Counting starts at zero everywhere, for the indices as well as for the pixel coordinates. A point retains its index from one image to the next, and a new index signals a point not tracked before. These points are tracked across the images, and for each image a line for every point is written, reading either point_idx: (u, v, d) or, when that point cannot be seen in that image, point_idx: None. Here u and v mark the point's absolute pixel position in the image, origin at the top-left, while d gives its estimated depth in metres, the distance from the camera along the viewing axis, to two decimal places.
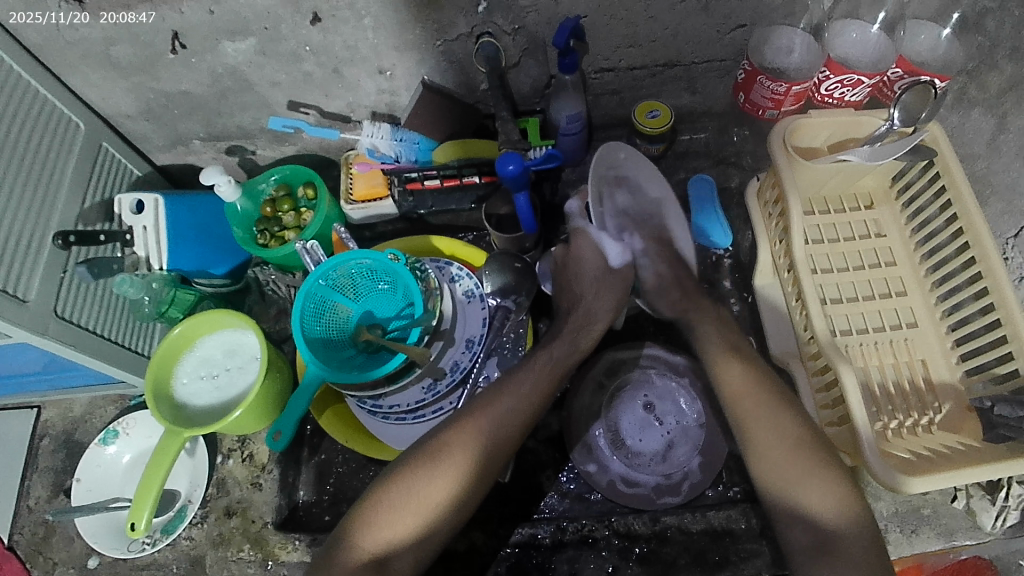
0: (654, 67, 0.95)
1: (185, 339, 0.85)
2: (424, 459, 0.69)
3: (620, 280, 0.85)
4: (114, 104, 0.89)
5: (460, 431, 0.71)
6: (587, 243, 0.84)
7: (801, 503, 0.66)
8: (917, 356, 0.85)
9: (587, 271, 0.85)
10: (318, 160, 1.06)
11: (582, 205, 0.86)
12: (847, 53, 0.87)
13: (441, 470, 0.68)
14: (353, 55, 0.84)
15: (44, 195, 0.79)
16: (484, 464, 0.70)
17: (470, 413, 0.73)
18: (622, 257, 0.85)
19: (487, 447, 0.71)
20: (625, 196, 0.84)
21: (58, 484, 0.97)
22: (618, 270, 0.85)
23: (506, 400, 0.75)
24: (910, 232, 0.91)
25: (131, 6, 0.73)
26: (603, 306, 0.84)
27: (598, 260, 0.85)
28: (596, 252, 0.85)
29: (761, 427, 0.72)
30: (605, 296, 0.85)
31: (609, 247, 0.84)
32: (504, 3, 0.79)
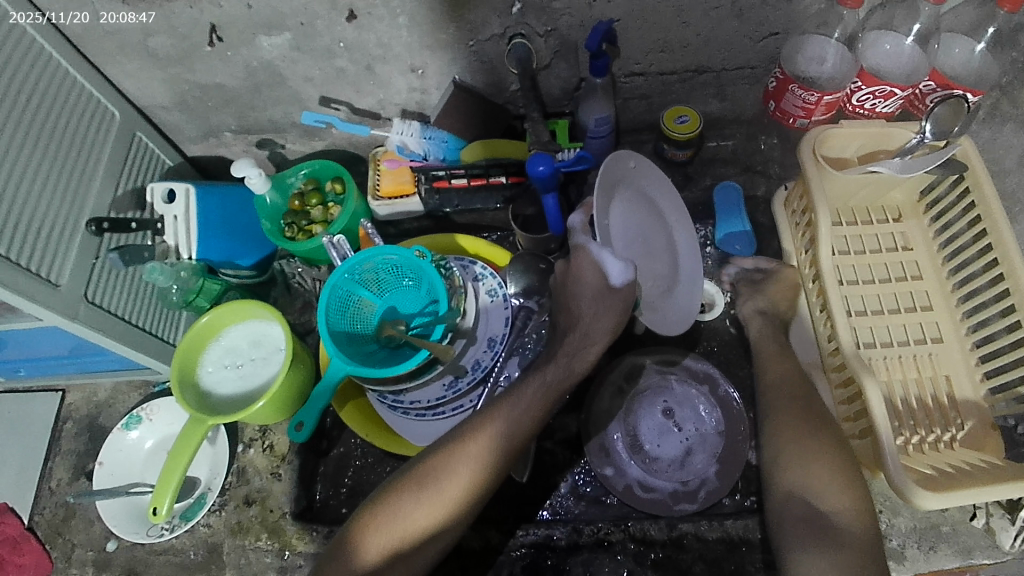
0: (684, 72, 0.95)
1: (212, 328, 0.86)
2: (412, 485, 0.69)
3: (622, 298, 0.79)
4: (149, 94, 0.91)
5: (450, 455, 0.71)
6: (587, 259, 0.79)
7: (806, 485, 0.72)
8: (941, 372, 0.85)
9: (588, 290, 0.80)
10: (346, 155, 1.07)
11: (584, 220, 0.83)
12: (879, 65, 0.86)
13: (427, 496, 0.69)
14: (386, 52, 0.85)
15: (78, 182, 0.80)
16: (476, 490, 0.70)
17: (465, 436, 0.72)
18: (624, 275, 0.78)
19: (479, 475, 0.70)
20: (630, 206, 0.85)
21: (80, 467, 0.98)
22: (620, 289, 0.79)
23: (501, 423, 0.74)
24: (937, 246, 0.91)
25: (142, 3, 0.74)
26: (602, 327, 0.80)
27: (598, 277, 0.79)
28: (596, 270, 0.79)
29: (786, 412, 0.78)
30: (604, 317, 0.80)
31: (610, 265, 0.78)
32: (538, 5, 0.80)
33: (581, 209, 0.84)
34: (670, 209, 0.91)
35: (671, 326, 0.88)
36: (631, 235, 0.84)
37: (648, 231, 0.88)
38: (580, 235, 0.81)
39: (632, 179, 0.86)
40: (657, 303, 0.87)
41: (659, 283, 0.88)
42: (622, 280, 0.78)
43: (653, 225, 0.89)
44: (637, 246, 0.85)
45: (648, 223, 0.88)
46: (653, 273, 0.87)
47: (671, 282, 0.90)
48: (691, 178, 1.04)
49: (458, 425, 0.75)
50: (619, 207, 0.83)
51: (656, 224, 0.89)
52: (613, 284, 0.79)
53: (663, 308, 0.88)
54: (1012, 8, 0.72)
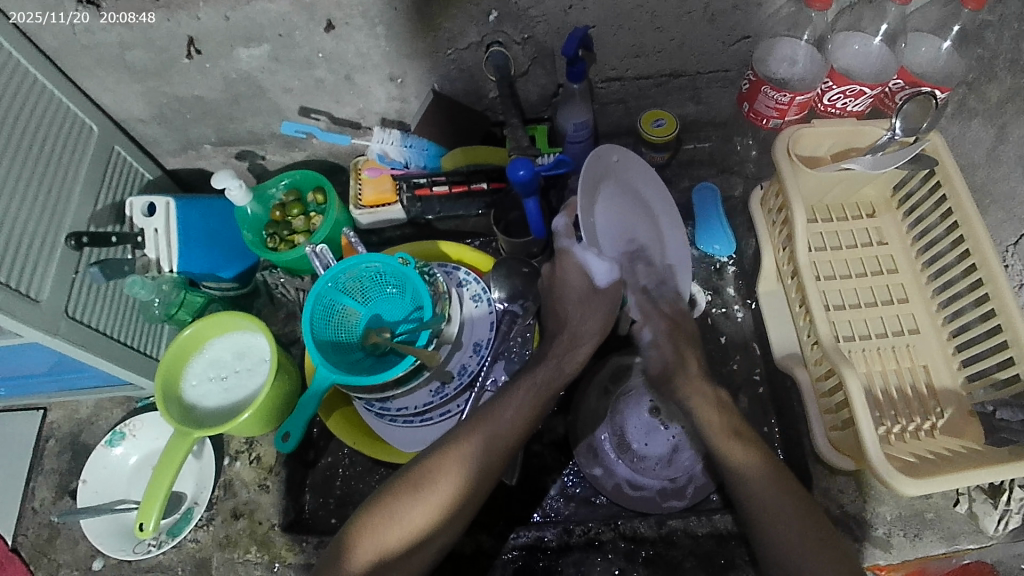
0: (659, 77, 0.97)
1: (195, 341, 0.86)
2: (408, 488, 0.69)
3: (607, 299, 0.81)
4: (127, 108, 0.91)
5: (444, 456, 0.71)
6: (573, 264, 0.81)
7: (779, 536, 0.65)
8: (918, 361, 0.86)
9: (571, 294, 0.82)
10: (326, 166, 1.08)
11: (568, 222, 0.82)
12: (849, 65, 0.88)
13: (422, 498, 0.69)
14: (365, 62, 0.86)
15: (57, 197, 0.80)
16: (471, 491, 0.70)
17: (458, 437, 0.73)
18: (609, 275, 0.80)
19: (476, 474, 0.71)
20: (617, 201, 0.84)
21: (63, 486, 0.97)
22: (605, 289, 0.81)
23: (492, 424, 0.74)
24: (910, 240, 0.93)
25: (130, 5, 0.73)
26: (590, 328, 0.82)
27: (584, 280, 0.81)
28: (581, 273, 0.81)
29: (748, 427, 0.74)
30: (591, 317, 0.82)
31: (595, 266, 0.80)
32: (514, 13, 0.81)
33: (564, 211, 0.82)
34: (656, 201, 0.92)
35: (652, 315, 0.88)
36: (618, 231, 0.83)
37: (638, 224, 0.87)
38: (564, 240, 0.81)
39: (617, 173, 0.85)
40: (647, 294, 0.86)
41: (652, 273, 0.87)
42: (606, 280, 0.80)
43: (639, 217, 0.88)
44: (626, 240, 0.84)
45: (637, 216, 0.87)
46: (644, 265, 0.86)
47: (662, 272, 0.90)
48: (670, 180, 1.05)
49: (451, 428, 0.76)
50: (605, 204, 0.82)
51: (642, 216, 0.88)
52: (599, 285, 0.81)
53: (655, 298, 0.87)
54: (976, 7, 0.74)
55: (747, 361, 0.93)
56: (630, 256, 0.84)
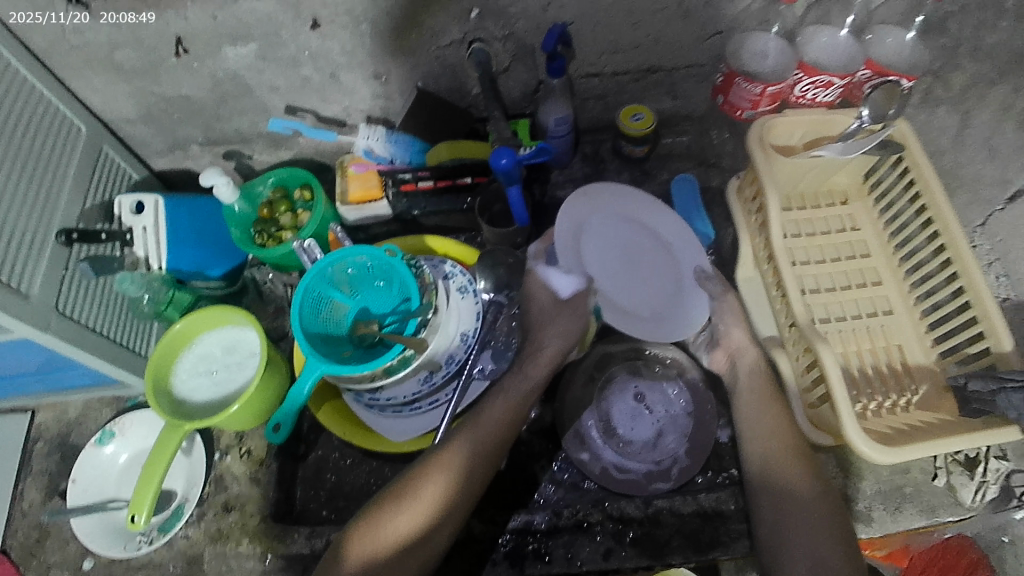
0: (637, 72, 1.00)
1: (185, 336, 0.87)
2: (393, 497, 0.72)
3: (571, 310, 0.87)
4: (115, 109, 0.92)
5: (427, 468, 0.74)
6: (537, 280, 0.89)
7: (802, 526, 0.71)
8: (893, 341, 0.89)
9: (538, 307, 0.89)
10: (312, 165, 1.10)
11: (541, 248, 0.92)
12: (819, 57, 0.90)
13: (407, 505, 0.71)
14: (350, 60, 0.88)
15: (46, 194, 0.81)
16: (456, 495, 0.72)
17: (440, 449, 0.76)
18: (572, 287, 0.87)
19: (459, 480, 0.73)
20: (610, 230, 0.90)
21: (53, 487, 0.97)
22: (569, 300, 0.88)
23: (476, 432, 0.77)
24: (882, 225, 0.96)
25: (120, 5, 0.75)
26: (557, 333, 0.87)
27: (548, 294, 0.88)
28: (545, 287, 0.89)
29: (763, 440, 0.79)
30: (556, 325, 0.87)
31: (557, 280, 0.88)
32: (495, 10, 0.84)
33: (541, 239, 0.93)
34: (668, 226, 0.93)
35: (672, 333, 0.88)
36: (608, 259, 0.89)
37: (636, 251, 0.91)
38: (535, 261, 0.90)
39: (611, 206, 0.91)
40: (654, 316, 0.88)
41: (654, 298, 0.89)
42: (570, 292, 0.87)
43: (640, 242, 0.92)
44: (619, 265, 0.90)
45: (636, 243, 0.92)
46: (642, 289, 0.89)
47: (677, 295, 0.91)
48: (649, 173, 1.08)
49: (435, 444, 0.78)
50: (593, 232, 0.89)
51: (644, 242, 0.92)
52: (561, 298, 0.88)
53: (660, 319, 0.88)
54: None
55: None
56: (626, 283, 0.89)
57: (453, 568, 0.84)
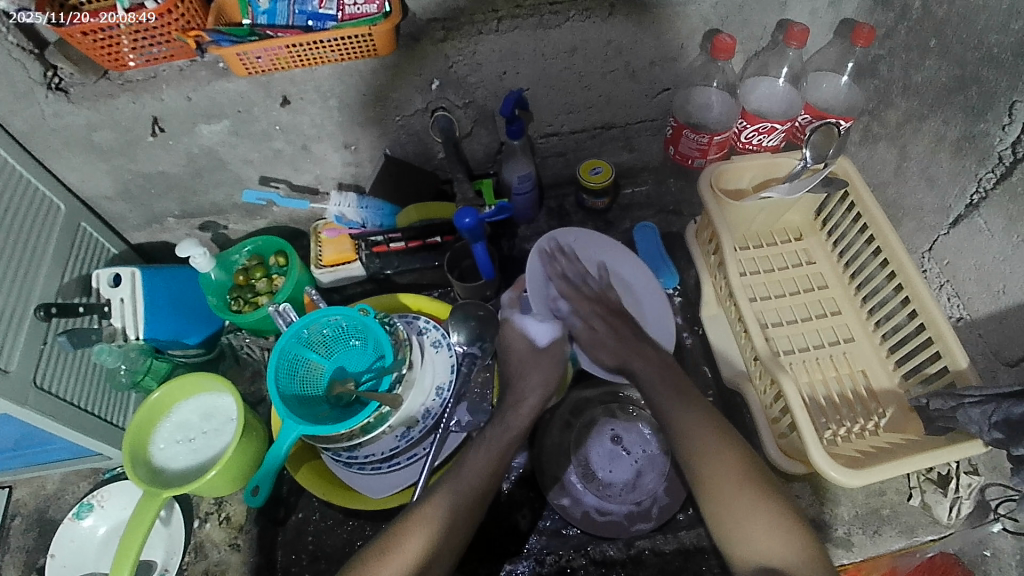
0: (592, 129, 1.06)
1: (162, 405, 0.88)
2: (375, 551, 0.71)
3: (550, 356, 0.91)
4: (93, 186, 0.96)
5: (408, 522, 0.73)
6: (514, 329, 0.93)
7: (753, 540, 0.68)
8: (857, 367, 0.92)
9: (516, 356, 0.91)
10: (287, 231, 1.14)
11: (514, 296, 0.97)
12: (761, 106, 0.99)
13: (388, 561, 0.70)
14: (319, 132, 0.93)
15: (26, 272, 0.84)
16: (438, 547, 0.71)
17: (411, 511, 0.75)
18: (547, 335, 0.92)
19: (443, 532, 0.73)
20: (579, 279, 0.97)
21: (30, 563, 0.95)
22: (547, 347, 0.92)
23: (449, 492, 0.76)
24: (836, 256, 1.00)
25: (100, 90, 0.80)
26: (534, 382, 0.89)
27: (526, 343, 0.92)
28: (522, 337, 0.92)
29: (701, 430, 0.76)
30: (534, 373, 0.89)
31: (534, 329, 0.93)
32: (455, 80, 0.90)
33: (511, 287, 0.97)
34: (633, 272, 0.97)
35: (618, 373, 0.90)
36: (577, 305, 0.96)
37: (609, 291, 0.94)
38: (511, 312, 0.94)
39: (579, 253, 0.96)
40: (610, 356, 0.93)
41: None
42: (547, 341, 0.92)
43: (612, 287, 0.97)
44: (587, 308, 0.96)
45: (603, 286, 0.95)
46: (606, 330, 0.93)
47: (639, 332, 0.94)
48: (612, 222, 1.12)
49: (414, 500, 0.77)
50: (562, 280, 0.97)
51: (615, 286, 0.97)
52: (539, 345, 0.92)
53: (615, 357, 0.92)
54: (865, 43, 0.86)
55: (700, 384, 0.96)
56: None
57: None
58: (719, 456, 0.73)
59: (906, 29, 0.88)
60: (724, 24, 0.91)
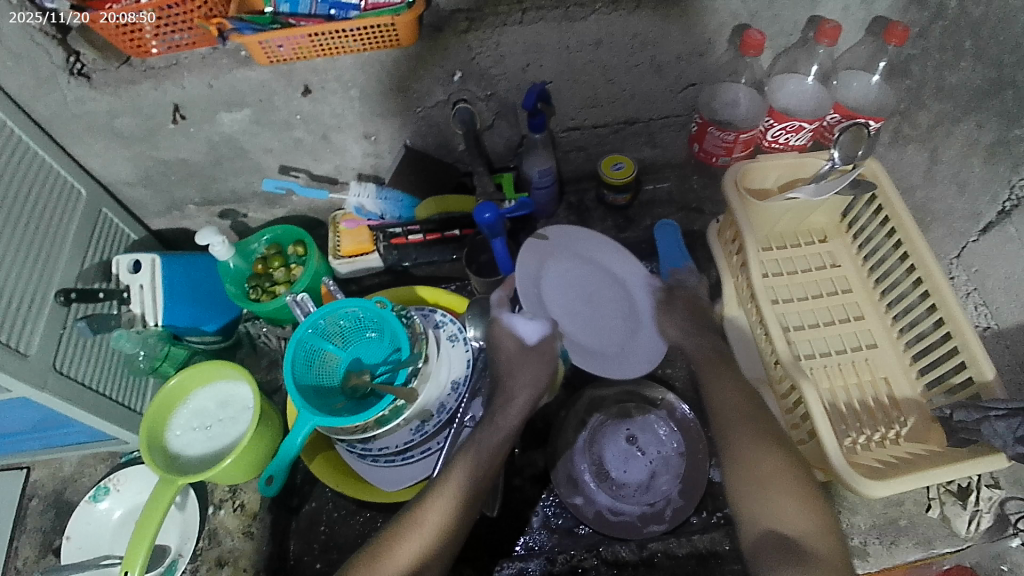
0: (615, 124, 1.05)
1: (180, 391, 0.88)
2: (368, 557, 0.71)
3: (539, 354, 0.85)
4: (114, 172, 0.96)
5: (403, 528, 0.73)
6: (501, 328, 0.87)
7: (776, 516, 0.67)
8: (879, 374, 0.91)
9: (505, 354, 0.86)
10: (306, 221, 1.14)
11: (505, 295, 0.91)
12: (788, 104, 0.96)
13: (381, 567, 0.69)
14: (340, 122, 0.93)
15: (47, 257, 0.84)
16: (431, 556, 0.71)
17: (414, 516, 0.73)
18: (537, 332, 0.86)
19: (437, 538, 0.72)
20: (566, 274, 0.94)
21: (48, 544, 0.97)
22: (537, 346, 0.85)
23: (452, 493, 0.75)
24: (861, 261, 0.98)
25: (122, 77, 0.80)
26: (523, 380, 0.84)
27: (514, 341, 0.86)
28: (510, 335, 0.86)
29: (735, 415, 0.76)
30: (521, 373, 0.85)
31: (523, 327, 0.86)
32: (477, 72, 0.88)
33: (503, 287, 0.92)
34: (623, 267, 0.97)
35: (637, 367, 0.90)
36: (570, 301, 0.92)
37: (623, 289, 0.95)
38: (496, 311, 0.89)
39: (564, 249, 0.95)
40: (615, 354, 0.91)
41: (612, 334, 0.92)
42: (537, 337, 0.86)
43: (598, 278, 0.95)
44: (580, 304, 0.92)
45: (594, 282, 0.95)
46: (606, 327, 0.92)
47: (636, 326, 0.93)
48: (633, 220, 1.11)
49: (419, 495, 0.77)
50: (554, 276, 0.92)
51: (603, 276, 0.95)
52: (529, 344, 0.86)
53: (624, 354, 0.91)
54: (898, 42, 0.84)
55: None
56: (585, 321, 0.92)
57: None
58: (747, 438, 0.74)
59: (941, 29, 0.85)
60: (753, 20, 0.89)
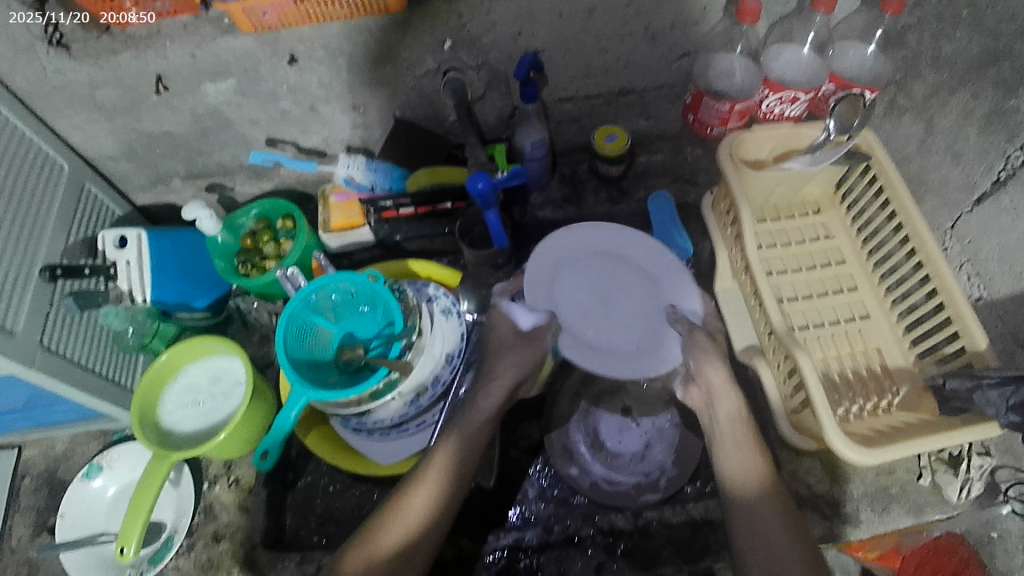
0: (609, 94, 1.03)
1: (170, 368, 0.87)
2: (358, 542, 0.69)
3: (530, 343, 0.82)
4: (96, 146, 0.94)
5: (394, 509, 0.71)
6: (498, 313, 0.85)
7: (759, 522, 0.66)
8: (871, 345, 0.91)
9: (497, 339, 0.83)
10: (295, 195, 1.12)
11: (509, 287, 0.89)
12: (784, 74, 0.94)
13: (370, 551, 0.67)
14: (328, 92, 0.91)
15: (30, 233, 0.83)
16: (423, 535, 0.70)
17: (399, 506, 0.72)
18: (533, 321, 0.82)
19: (429, 516, 0.71)
20: (585, 270, 0.88)
21: (42, 522, 0.97)
22: (530, 334, 0.82)
23: (441, 473, 0.74)
24: (855, 232, 0.98)
25: (102, 47, 0.77)
26: (507, 367, 0.81)
27: (508, 326, 0.83)
28: (506, 321, 0.83)
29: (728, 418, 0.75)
30: (509, 359, 0.81)
31: (521, 315, 0.83)
32: (468, 40, 0.86)
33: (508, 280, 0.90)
34: (655, 261, 0.89)
35: (647, 367, 0.79)
36: (583, 297, 0.85)
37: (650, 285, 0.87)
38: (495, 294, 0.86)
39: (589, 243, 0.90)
40: (624, 354, 0.81)
41: (629, 332, 0.82)
42: (532, 325, 0.82)
43: (621, 277, 0.87)
44: (594, 301, 0.85)
45: (615, 279, 0.87)
46: (622, 325, 0.83)
47: (658, 325, 0.83)
48: (626, 191, 1.10)
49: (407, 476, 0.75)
50: (568, 271, 0.87)
51: (629, 275, 0.88)
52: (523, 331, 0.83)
53: (635, 355, 0.81)
54: (895, 12, 0.83)
55: None
56: (599, 319, 0.83)
57: None
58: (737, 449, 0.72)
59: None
60: None
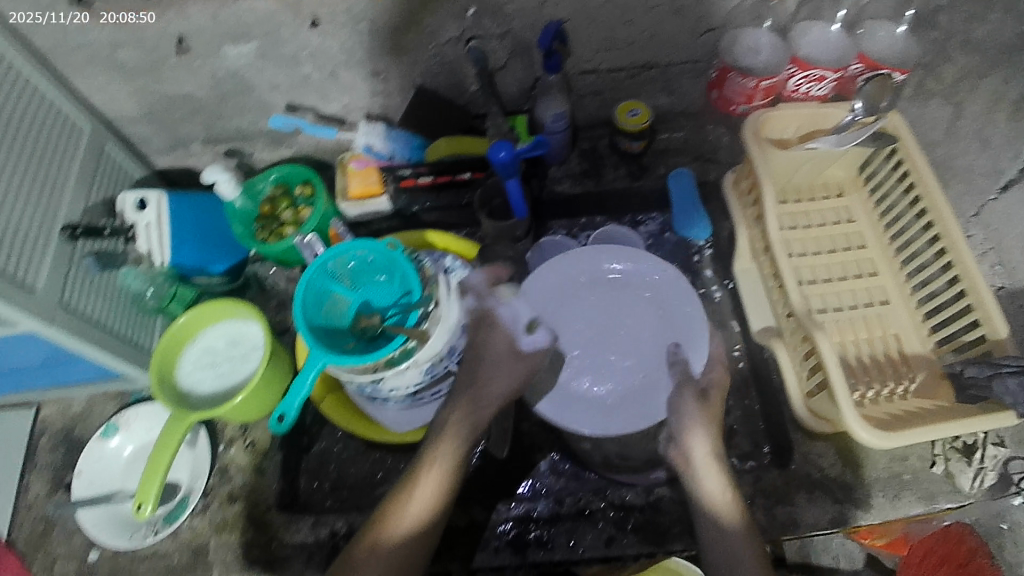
0: (632, 69, 1.01)
1: (189, 329, 0.88)
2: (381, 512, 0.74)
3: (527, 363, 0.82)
4: (117, 107, 0.94)
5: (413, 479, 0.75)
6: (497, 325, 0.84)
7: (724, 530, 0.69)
8: (890, 330, 0.90)
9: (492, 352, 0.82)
10: (313, 162, 1.11)
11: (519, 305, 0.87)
12: (812, 53, 0.92)
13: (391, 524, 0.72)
14: (350, 58, 0.89)
15: (49, 193, 0.83)
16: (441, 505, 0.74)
17: (410, 490, 0.74)
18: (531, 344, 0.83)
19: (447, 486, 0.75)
20: (590, 302, 0.92)
21: (58, 480, 0.98)
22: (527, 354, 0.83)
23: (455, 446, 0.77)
24: (877, 216, 0.97)
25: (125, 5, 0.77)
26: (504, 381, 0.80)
27: (507, 341, 0.83)
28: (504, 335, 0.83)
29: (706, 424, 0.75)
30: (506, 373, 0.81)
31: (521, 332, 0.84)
32: (492, 8, 0.85)
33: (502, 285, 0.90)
34: (675, 300, 0.90)
35: (628, 421, 0.83)
36: (580, 335, 0.90)
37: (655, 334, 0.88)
38: (489, 299, 0.87)
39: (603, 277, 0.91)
40: (605, 403, 0.86)
41: (619, 376, 0.87)
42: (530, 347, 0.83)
43: (628, 316, 0.91)
44: (591, 338, 0.90)
45: (620, 314, 0.91)
46: (612, 368, 0.87)
47: (653, 374, 0.86)
48: (647, 168, 1.09)
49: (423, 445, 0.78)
50: (573, 304, 0.92)
51: (628, 310, 0.91)
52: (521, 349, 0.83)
53: (618, 406, 0.85)
54: None
55: (725, 339, 0.97)
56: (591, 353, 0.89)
57: (455, 555, 0.85)
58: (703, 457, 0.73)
59: None
60: None
